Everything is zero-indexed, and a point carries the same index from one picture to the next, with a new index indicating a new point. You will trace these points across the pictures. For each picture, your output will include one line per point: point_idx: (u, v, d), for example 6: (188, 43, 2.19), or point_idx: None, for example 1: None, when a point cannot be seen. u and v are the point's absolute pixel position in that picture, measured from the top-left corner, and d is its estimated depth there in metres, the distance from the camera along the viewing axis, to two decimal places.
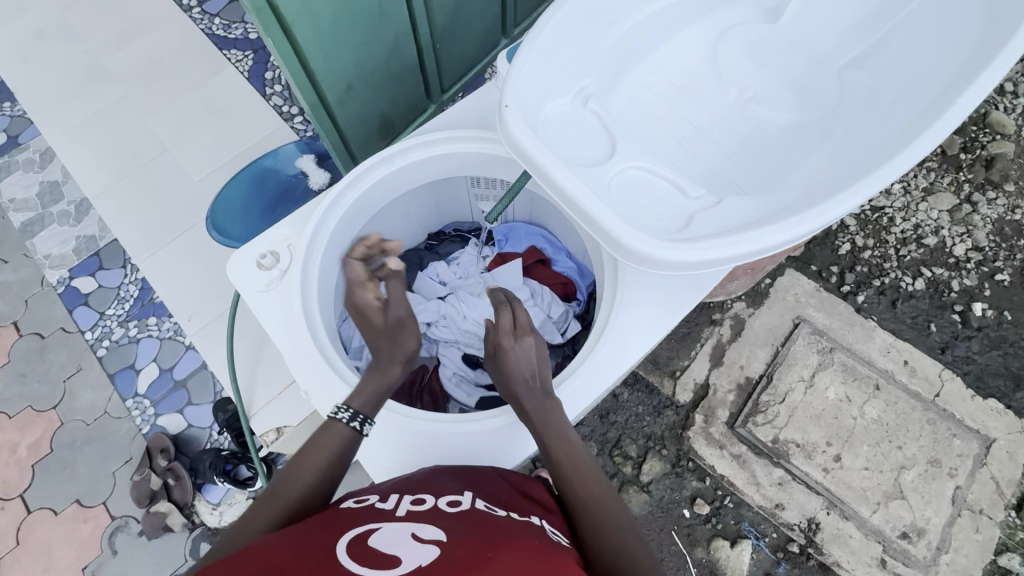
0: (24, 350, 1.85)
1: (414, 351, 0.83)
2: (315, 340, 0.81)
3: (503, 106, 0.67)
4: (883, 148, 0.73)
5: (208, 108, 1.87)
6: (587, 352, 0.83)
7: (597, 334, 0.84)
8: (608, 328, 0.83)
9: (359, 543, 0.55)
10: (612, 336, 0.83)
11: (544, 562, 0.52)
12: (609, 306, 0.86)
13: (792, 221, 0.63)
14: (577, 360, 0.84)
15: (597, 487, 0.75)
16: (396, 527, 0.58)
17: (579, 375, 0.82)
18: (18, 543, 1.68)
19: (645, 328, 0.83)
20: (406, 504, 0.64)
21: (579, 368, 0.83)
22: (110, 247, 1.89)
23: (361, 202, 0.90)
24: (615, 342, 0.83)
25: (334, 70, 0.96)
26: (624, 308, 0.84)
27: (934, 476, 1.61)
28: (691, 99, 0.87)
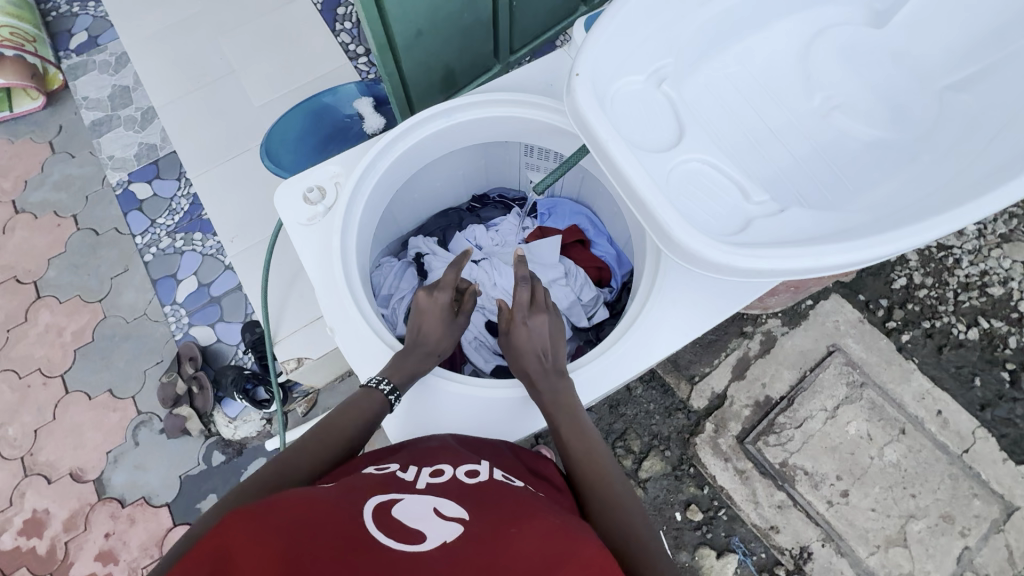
0: (80, 243, 1.97)
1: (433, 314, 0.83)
2: (347, 282, 0.81)
3: (574, 75, 0.60)
4: (971, 185, 0.67)
5: (278, 34, 1.86)
6: (607, 344, 0.82)
7: (622, 327, 0.83)
8: (637, 322, 0.81)
9: (383, 513, 0.56)
10: (642, 331, 0.81)
11: (564, 533, 0.54)
12: (642, 299, 0.84)
13: (857, 243, 0.60)
14: (596, 349, 0.83)
15: (605, 467, 0.75)
16: (417, 499, 0.60)
17: (597, 362, 0.81)
18: (54, 418, 1.81)
19: (677, 330, 0.81)
20: (425, 477, 0.65)
21: (598, 358, 0.81)
22: (168, 159, 1.97)
23: (415, 152, 0.89)
24: (645, 338, 0.81)
25: (408, 14, 0.94)
26: (659, 306, 0.81)
27: (943, 531, 1.56)
28: (771, 97, 0.83)
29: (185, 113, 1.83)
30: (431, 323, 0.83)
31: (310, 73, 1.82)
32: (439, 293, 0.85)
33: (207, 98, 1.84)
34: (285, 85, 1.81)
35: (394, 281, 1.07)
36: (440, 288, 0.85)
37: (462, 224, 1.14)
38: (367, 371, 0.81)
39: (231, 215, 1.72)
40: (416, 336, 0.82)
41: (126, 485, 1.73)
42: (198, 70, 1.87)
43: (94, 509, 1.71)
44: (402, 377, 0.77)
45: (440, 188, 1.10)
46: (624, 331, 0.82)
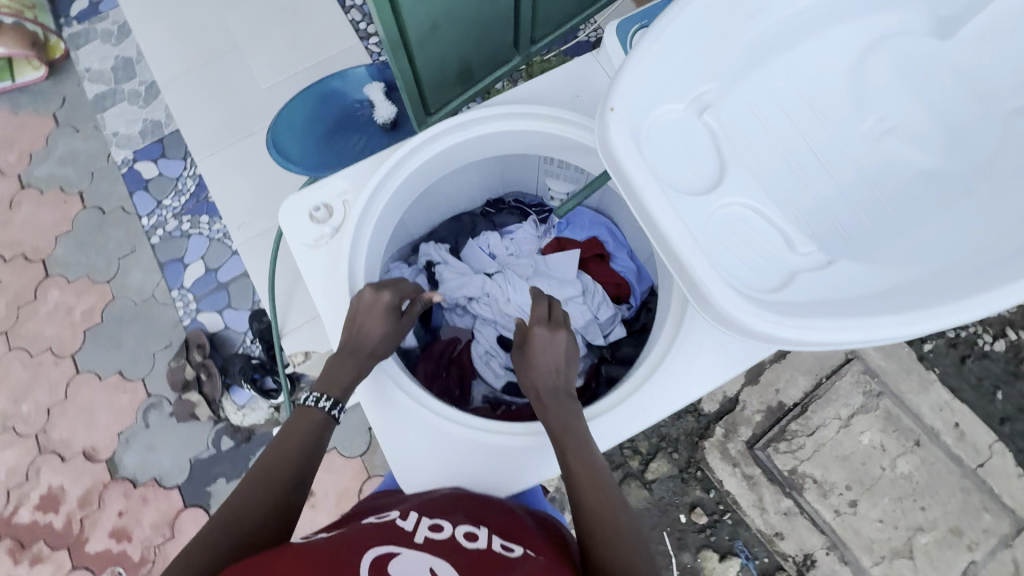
0: (87, 222, 1.94)
1: (379, 317, 0.76)
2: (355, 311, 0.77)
3: (608, 109, 0.54)
4: None
5: (285, 9, 1.77)
6: (635, 384, 0.78)
7: (649, 366, 0.79)
8: (665, 363, 0.77)
9: (378, 569, 0.57)
10: (671, 373, 0.77)
11: None
12: (670, 335, 0.79)
13: None
14: (622, 389, 0.79)
15: (611, 502, 0.72)
16: (415, 555, 0.60)
17: (620, 406, 0.78)
18: (66, 397, 1.83)
19: (703, 375, 0.77)
20: (424, 529, 0.65)
21: (623, 400, 0.78)
22: (173, 137, 1.92)
23: (429, 168, 0.83)
24: (674, 379, 0.77)
25: (424, 12, 0.89)
26: (688, 348, 0.77)
27: (950, 545, 1.54)
28: (820, 116, 0.76)
29: (189, 91, 1.76)
30: (374, 323, 0.75)
31: (319, 52, 1.73)
32: (386, 292, 0.76)
33: (212, 76, 1.76)
34: (293, 65, 1.73)
35: None
36: (390, 287, 0.77)
37: (475, 229, 1.09)
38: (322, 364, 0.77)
39: (237, 201, 1.67)
40: (354, 340, 0.75)
41: (138, 466, 1.75)
42: (202, 44, 1.79)
43: (107, 488, 1.74)
44: (339, 390, 0.75)
45: (454, 194, 1.04)
46: (651, 373, 0.78)
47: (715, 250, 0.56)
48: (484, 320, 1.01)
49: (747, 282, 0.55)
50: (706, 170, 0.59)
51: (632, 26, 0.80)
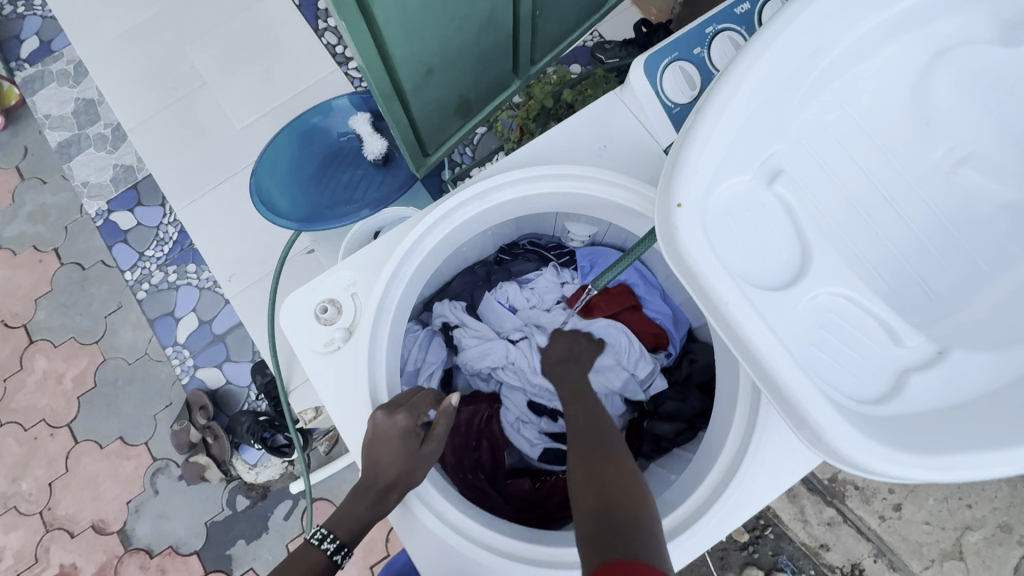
0: (66, 280, 1.82)
1: (395, 446, 0.66)
2: None
3: (676, 206, 0.45)
4: None
5: (254, 36, 1.63)
6: (718, 480, 0.70)
7: (729, 458, 0.70)
8: (751, 456, 0.68)
9: None
10: (761, 465, 0.68)
11: None
12: (746, 419, 0.69)
13: None
14: (704, 486, 0.70)
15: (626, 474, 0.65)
16: None
17: (707, 509, 0.69)
18: (67, 469, 1.74)
19: (784, 468, 0.68)
20: None
21: (708, 504, 0.69)
22: (148, 182, 1.79)
23: (445, 244, 0.74)
24: (763, 471, 0.68)
25: (416, 55, 0.79)
26: (774, 435, 0.67)
27: (1001, 542, 1.49)
28: (884, 153, 0.65)
29: (158, 134, 1.63)
30: (387, 453, 0.65)
31: (295, 81, 1.60)
32: (401, 415, 0.66)
33: (182, 116, 1.63)
34: (269, 99, 1.61)
35: (420, 352, 0.93)
36: (406, 407, 0.67)
37: (491, 280, 0.99)
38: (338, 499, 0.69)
39: (225, 250, 1.56)
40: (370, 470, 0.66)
41: (152, 535, 1.67)
42: (167, 82, 1.65)
43: (122, 561, 1.66)
44: (350, 532, 0.66)
45: (466, 251, 0.94)
46: (734, 466, 0.69)
47: (811, 361, 0.45)
48: (512, 386, 0.95)
49: (854, 396, 0.45)
50: (787, 256, 0.49)
51: (662, 60, 0.70)
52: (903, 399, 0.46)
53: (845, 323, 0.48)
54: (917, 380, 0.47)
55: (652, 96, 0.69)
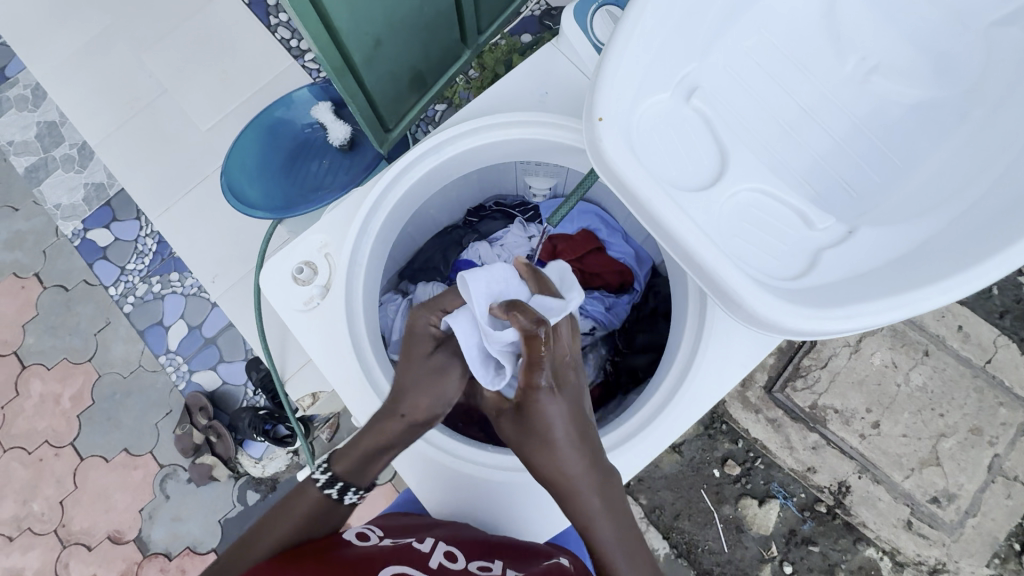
0: (52, 303, 1.84)
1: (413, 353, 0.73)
2: (364, 370, 0.74)
3: (598, 120, 0.50)
4: None
5: (208, 40, 1.65)
6: (674, 383, 0.77)
7: (683, 362, 0.77)
8: (700, 357, 0.74)
9: None
10: (711, 366, 0.75)
11: None
12: (696, 326, 0.76)
13: (966, 276, 0.46)
14: (662, 391, 0.77)
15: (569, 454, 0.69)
16: None
17: (665, 412, 0.75)
18: (76, 486, 1.77)
19: (735, 362, 0.74)
20: (439, 555, 0.70)
21: (667, 405, 0.76)
22: (120, 198, 1.80)
23: (407, 201, 0.79)
24: (715, 369, 0.74)
25: (363, 28, 0.83)
26: (718, 337, 0.74)
27: (973, 444, 1.58)
28: (801, 68, 0.70)
29: (125, 146, 1.65)
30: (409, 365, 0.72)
31: (254, 80, 1.62)
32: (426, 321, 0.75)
33: (146, 127, 1.65)
34: (230, 100, 1.63)
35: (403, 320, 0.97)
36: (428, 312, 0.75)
37: (463, 243, 1.04)
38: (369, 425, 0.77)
39: (206, 253, 1.59)
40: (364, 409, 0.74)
41: (168, 538, 1.71)
42: (127, 94, 1.66)
43: (143, 566, 1.71)
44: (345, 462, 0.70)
45: (434, 213, 0.99)
46: (687, 369, 0.76)
47: (733, 249, 0.51)
48: None
49: (774, 275, 0.51)
50: (707, 163, 0.55)
51: (590, 6, 0.75)
52: (817, 273, 0.52)
53: (763, 215, 0.54)
54: (827, 257, 0.53)
55: (583, 37, 0.74)
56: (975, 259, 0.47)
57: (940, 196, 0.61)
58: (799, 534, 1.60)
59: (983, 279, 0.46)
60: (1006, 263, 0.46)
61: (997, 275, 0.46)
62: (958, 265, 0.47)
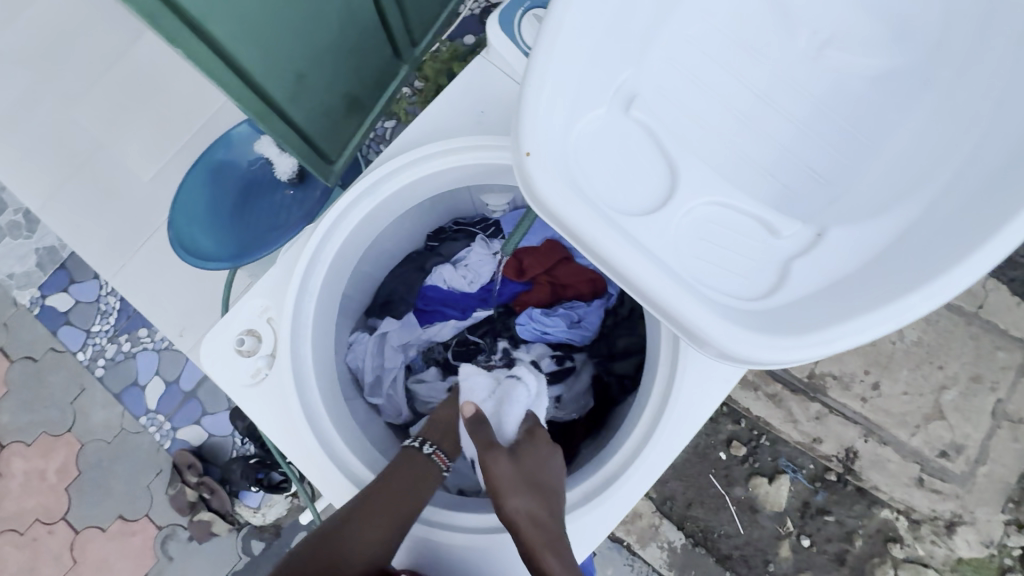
0: (21, 376, 1.77)
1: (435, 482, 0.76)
2: (321, 441, 0.74)
3: (525, 156, 0.45)
4: None
5: (141, 83, 1.56)
6: (657, 406, 0.74)
7: (665, 383, 0.74)
8: (680, 378, 0.72)
9: None
10: (692, 382, 0.72)
11: None
12: (672, 343, 0.74)
13: (943, 281, 0.43)
14: (646, 416, 0.75)
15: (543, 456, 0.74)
16: None
17: (651, 437, 0.73)
18: (76, 560, 1.71)
19: (718, 376, 0.71)
20: None
21: (654, 429, 0.73)
22: (74, 258, 1.72)
23: (349, 246, 0.79)
24: (697, 385, 0.72)
25: (279, 63, 0.82)
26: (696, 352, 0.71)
27: (976, 393, 1.48)
28: (750, 49, 0.60)
29: (68, 206, 1.56)
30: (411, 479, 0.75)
31: (192, 119, 1.55)
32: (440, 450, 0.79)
33: (87, 183, 1.56)
34: (171, 143, 1.55)
35: (377, 359, 0.93)
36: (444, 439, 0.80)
37: (425, 267, 0.99)
38: (326, 491, 0.75)
39: (170, 308, 1.52)
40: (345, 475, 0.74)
41: None
42: (63, 150, 1.58)
43: None
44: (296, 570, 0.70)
45: (389, 247, 0.94)
46: (669, 390, 0.73)
47: (696, 275, 0.47)
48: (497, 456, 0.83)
49: (743, 296, 0.47)
50: (656, 181, 0.50)
51: (514, 13, 0.72)
52: (788, 288, 0.48)
53: (723, 229, 0.50)
54: (797, 267, 0.49)
55: (511, 44, 0.71)
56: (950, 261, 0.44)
57: (915, 172, 0.54)
58: (813, 505, 1.51)
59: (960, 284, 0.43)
60: (974, 268, 0.43)
61: (971, 278, 0.43)
62: (936, 267, 0.44)
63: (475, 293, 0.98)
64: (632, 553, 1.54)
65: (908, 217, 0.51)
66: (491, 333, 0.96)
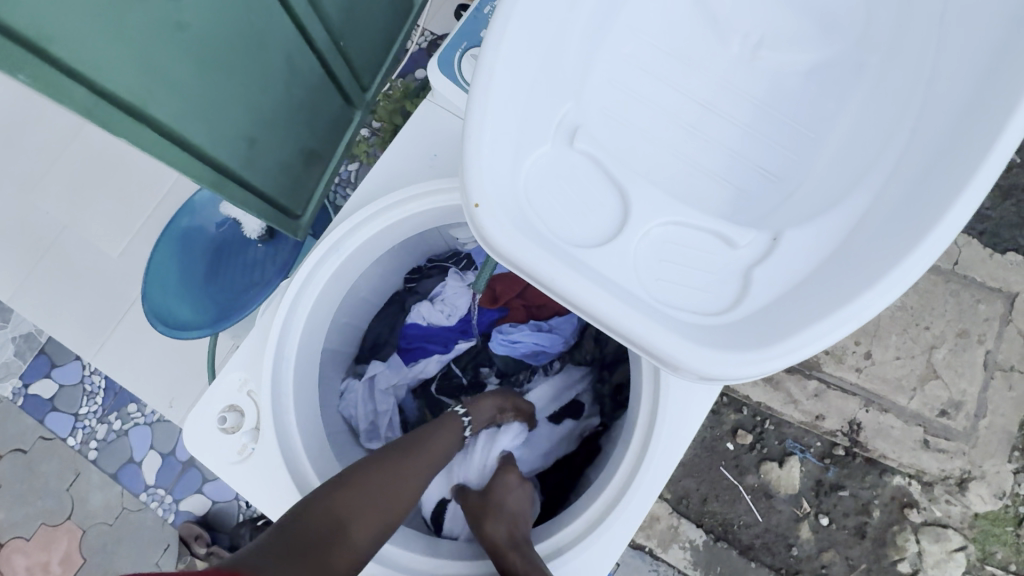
0: (12, 470, 1.72)
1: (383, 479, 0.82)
2: None
3: (475, 207, 0.46)
4: (972, 120, 0.48)
5: (99, 159, 1.55)
6: (647, 424, 0.75)
7: (652, 395, 0.75)
8: (665, 392, 0.73)
9: None
10: (678, 392, 0.73)
11: None
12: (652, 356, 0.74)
13: (894, 277, 0.44)
14: (639, 431, 0.75)
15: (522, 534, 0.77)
16: None
17: (646, 450, 0.74)
18: None
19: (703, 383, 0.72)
20: None
21: (648, 443, 0.74)
22: (52, 343, 1.69)
23: (322, 304, 0.79)
24: (683, 395, 0.73)
25: (227, 134, 0.82)
26: None
27: (965, 348, 1.50)
28: (687, 64, 0.60)
29: (39, 292, 1.54)
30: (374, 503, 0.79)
31: (155, 188, 1.54)
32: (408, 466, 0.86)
33: (56, 266, 1.54)
34: (137, 214, 1.54)
35: (369, 405, 0.93)
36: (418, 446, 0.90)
37: (406, 307, 1.00)
38: None
39: (157, 379, 1.49)
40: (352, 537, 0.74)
41: None
42: (27, 236, 1.56)
43: None
44: None
45: (367, 296, 0.94)
46: (656, 402, 0.74)
47: (660, 298, 0.47)
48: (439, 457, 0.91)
49: (708, 312, 0.48)
50: (609, 209, 0.51)
51: (453, 54, 0.74)
52: (751, 297, 0.49)
53: (681, 248, 0.51)
54: (758, 275, 0.50)
55: (456, 88, 0.72)
56: (896, 259, 0.45)
57: (862, 163, 0.55)
58: (826, 483, 1.51)
59: (912, 276, 0.44)
60: (920, 262, 0.44)
61: (922, 268, 0.44)
62: (886, 265, 0.45)
63: (455, 326, 0.98)
64: (655, 558, 1.53)
65: (858, 211, 0.52)
66: (473, 363, 0.99)
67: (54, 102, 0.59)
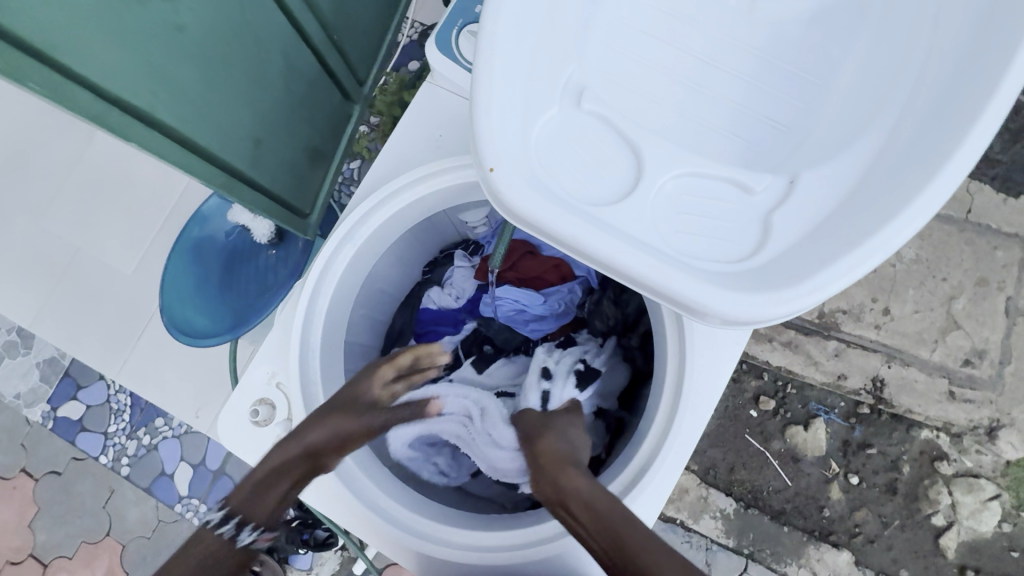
0: (49, 492, 1.76)
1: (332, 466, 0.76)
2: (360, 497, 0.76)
3: (490, 171, 0.46)
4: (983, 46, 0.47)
5: (104, 180, 1.57)
6: (673, 384, 0.75)
7: (676, 356, 0.75)
8: (689, 351, 0.73)
9: None
10: (702, 350, 0.73)
11: None
12: (673, 317, 0.75)
13: (916, 208, 0.44)
14: (666, 391, 0.76)
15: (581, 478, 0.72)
16: None
17: (675, 410, 0.74)
18: None
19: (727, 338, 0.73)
20: None
21: (676, 403, 0.74)
22: (76, 365, 1.72)
23: (341, 294, 0.80)
24: (707, 352, 0.73)
25: (233, 134, 0.82)
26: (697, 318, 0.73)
27: (984, 296, 1.48)
28: (687, 19, 0.60)
29: (59, 315, 1.56)
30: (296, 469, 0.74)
31: (163, 204, 1.55)
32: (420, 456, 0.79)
33: (72, 289, 1.57)
34: (147, 231, 1.55)
35: None
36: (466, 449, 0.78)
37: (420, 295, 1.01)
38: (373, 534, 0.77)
39: (181, 391, 1.51)
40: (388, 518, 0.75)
41: None
42: (42, 262, 1.58)
43: None
44: None
45: (384, 286, 0.95)
46: (681, 362, 0.74)
47: (680, 249, 0.47)
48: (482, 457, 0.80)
49: (730, 259, 0.48)
50: (621, 166, 0.51)
51: (450, 32, 0.74)
52: (773, 242, 0.48)
53: (699, 198, 0.51)
54: (777, 219, 0.50)
55: (456, 67, 0.73)
56: (916, 190, 0.44)
57: (874, 101, 0.54)
58: (854, 442, 1.51)
59: (934, 205, 0.44)
60: (941, 190, 0.44)
61: (943, 197, 0.44)
62: (906, 197, 0.45)
63: (462, 308, 0.98)
64: (687, 529, 1.53)
65: (873, 148, 0.51)
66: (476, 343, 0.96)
67: (66, 111, 0.60)
